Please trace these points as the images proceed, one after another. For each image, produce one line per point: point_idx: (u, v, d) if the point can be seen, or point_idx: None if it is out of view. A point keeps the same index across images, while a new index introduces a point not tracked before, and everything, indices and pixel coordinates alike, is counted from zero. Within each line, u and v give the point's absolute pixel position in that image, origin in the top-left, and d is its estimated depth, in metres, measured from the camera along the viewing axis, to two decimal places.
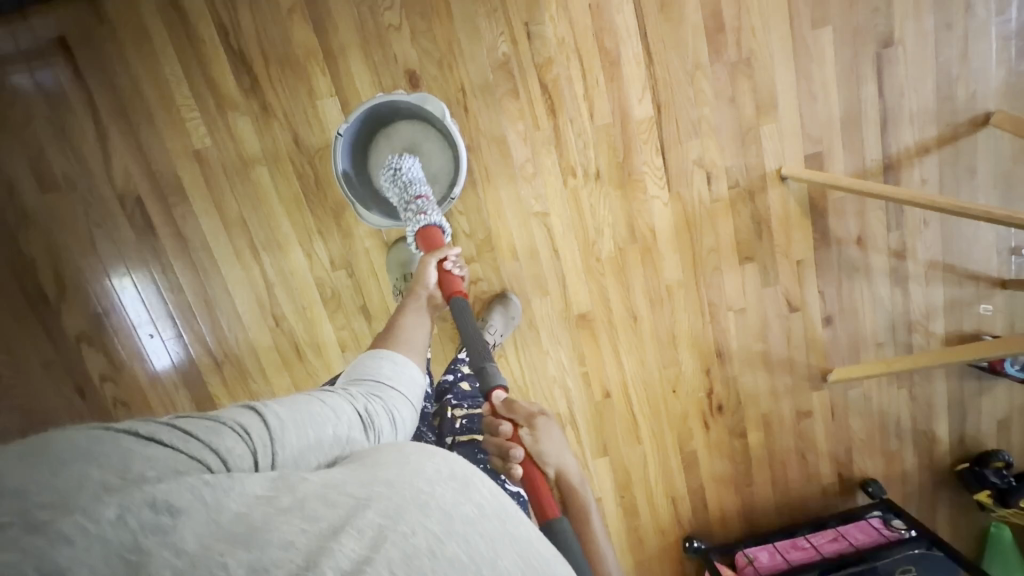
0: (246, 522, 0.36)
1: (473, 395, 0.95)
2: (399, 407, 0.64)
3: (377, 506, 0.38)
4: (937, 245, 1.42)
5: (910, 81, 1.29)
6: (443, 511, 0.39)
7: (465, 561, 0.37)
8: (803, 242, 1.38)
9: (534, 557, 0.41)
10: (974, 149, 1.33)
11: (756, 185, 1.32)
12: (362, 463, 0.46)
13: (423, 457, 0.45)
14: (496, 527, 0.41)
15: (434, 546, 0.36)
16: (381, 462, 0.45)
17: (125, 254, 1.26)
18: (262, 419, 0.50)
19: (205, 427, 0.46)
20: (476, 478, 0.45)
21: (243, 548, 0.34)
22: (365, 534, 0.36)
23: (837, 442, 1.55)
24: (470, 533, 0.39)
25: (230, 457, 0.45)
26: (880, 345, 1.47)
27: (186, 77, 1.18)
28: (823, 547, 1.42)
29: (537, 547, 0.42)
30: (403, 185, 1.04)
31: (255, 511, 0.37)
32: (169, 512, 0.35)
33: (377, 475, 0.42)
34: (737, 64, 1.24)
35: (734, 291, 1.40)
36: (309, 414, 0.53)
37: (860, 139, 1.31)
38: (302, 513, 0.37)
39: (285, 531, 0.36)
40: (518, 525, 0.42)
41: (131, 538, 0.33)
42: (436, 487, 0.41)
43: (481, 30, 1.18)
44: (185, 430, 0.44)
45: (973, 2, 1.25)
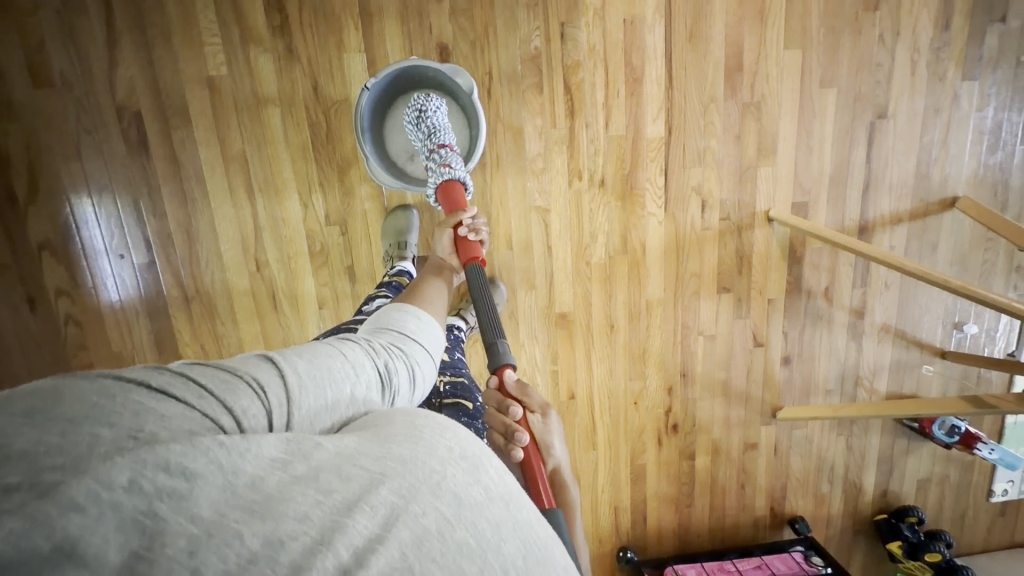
0: (261, 489, 0.35)
1: (454, 364, 0.97)
2: (419, 364, 0.61)
3: (390, 483, 0.37)
4: (893, 308, 1.53)
5: (896, 155, 1.40)
6: (454, 492, 0.38)
7: (473, 546, 0.36)
8: (777, 282, 1.47)
9: (535, 543, 0.39)
10: (939, 227, 1.46)
11: (744, 222, 1.40)
12: (374, 429, 0.44)
13: (437, 429, 0.43)
14: (503, 511, 0.39)
15: (443, 528, 0.36)
16: (394, 430, 0.43)
17: (111, 168, 1.21)
18: (283, 375, 0.47)
19: (222, 381, 0.43)
20: (486, 457, 0.43)
21: (258, 519, 0.33)
22: (378, 512, 0.35)
23: (775, 478, 1.64)
24: (478, 517, 0.37)
25: (247, 416, 0.42)
26: (828, 393, 1.57)
27: (214, 2, 1.16)
28: (747, 572, 1.51)
29: (538, 531, 0.41)
30: (428, 131, 1.02)
31: (270, 475, 0.36)
32: (184, 477, 0.33)
33: (391, 447, 0.40)
34: (748, 106, 1.32)
35: (707, 318, 1.46)
36: (330, 372, 0.50)
37: (844, 198, 1.41)
38: (316, 484, 0.36)
39: (300, 501, 0.35)
40: (521, 509, 0.41)
41: (146, 504, 0.32)
42: (448, 467, 0.40)
43: (519, 21, 1.21)
44: (200, 386, 0.41)
45: (960, 93, 1.37)
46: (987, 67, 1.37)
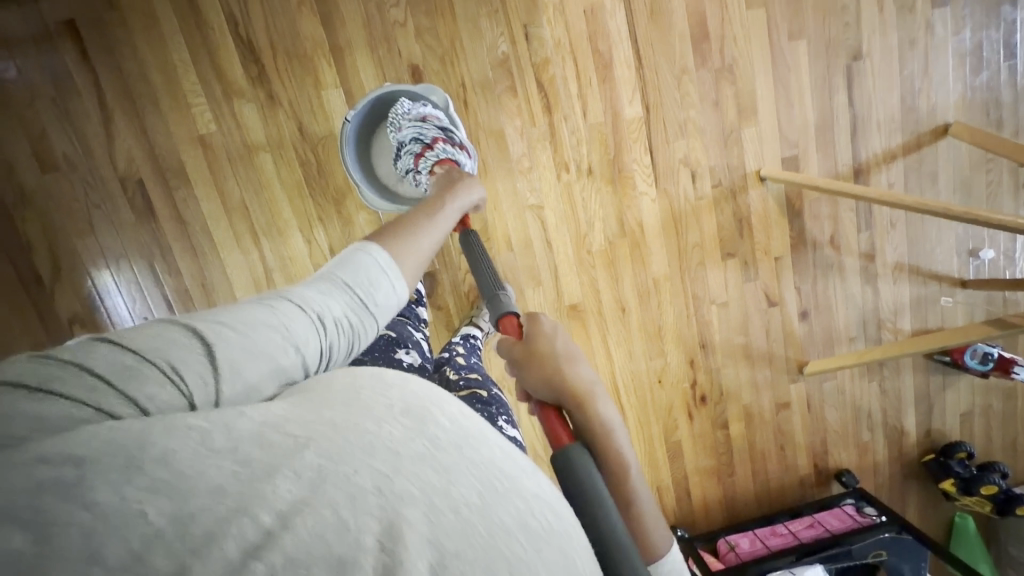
0: (172, 466, 0.27)
1: (469, 365, 1.03)
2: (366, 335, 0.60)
3: (317, 444, 0.30)
4: (903, 245, 1.52)
5: (878, 93, 1.39)
6: (390, 446, 0.31)
7: (415, 493, 0.30)
8: (780, 239, 1.46)
9: (496, 476, 0.34)
10: (936, 157, 1.45)
11: (737, 185, 1.40)
12: (309, 391, 0.37)
13: (379, 387, 0.36)
14: (459, 457, 0.33)
15: (382, 486, 0.29)
16: (328, 391, 0.36)
17: (123, 236, 1.27)
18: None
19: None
20: (435, 405, 0.36)
21: (168, 498, 0.26)
22: (304, 476, 0.28)
23: (813, 434, 1.62)
24: (423, 467, 0.31)
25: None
26: (852, 340, 1.55)
27: (194, 65, 1.21)
28: (801, 533, 1.49)
29: (502, 465, 0.35)
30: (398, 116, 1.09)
31: (183, 448, 0.28)
32: (72, 463, 0.26)
33: (325, 408, 0.33)
34: (721, 71, 1.33)
35: (717, 286, 1.47)
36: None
37: (833, 144, 1.40)
38: (233, 454, 0.28)
39: (213, 473, 0.27)
40: (480, 445, 0.35)
41: (31, 504, 0.25)
42: (385, 424, 0.33)
43: (483, 30, 1.24)
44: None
45: (933, 21, 1.36)
46: None
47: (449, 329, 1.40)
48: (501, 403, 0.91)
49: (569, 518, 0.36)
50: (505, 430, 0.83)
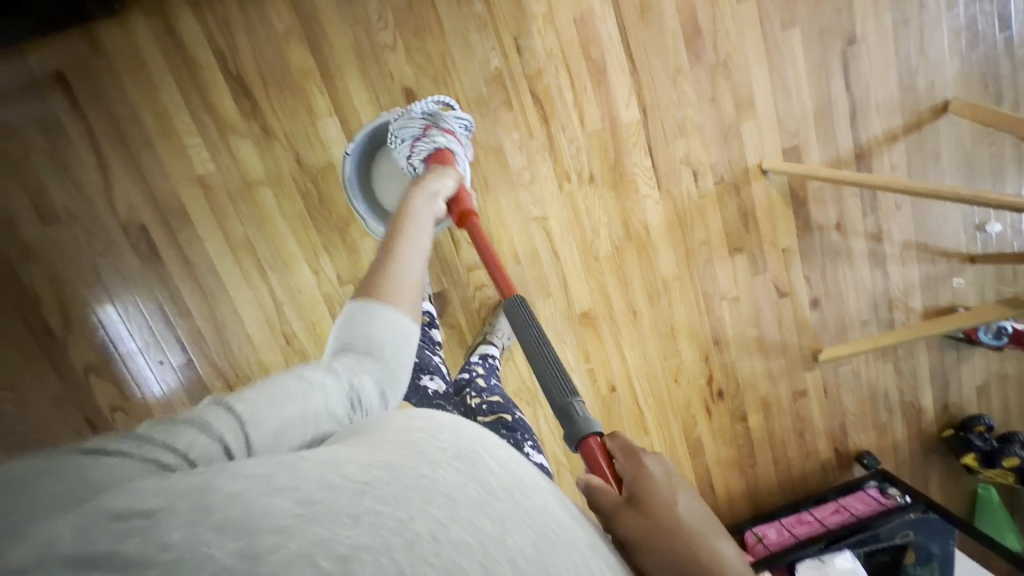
0: (239, 506, 0.30)
1: (490, 387, 1.04)
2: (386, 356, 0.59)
3: (374, 491, 0.34)
4: (908, 226, 1.51)
5: (875, 76, 1.38)
6: (444, 494, 0.36)
7: (471, 543, 0.34)
8: (787, 230, 1.45)
9: (540, 534, 0.39)
10: (937, 135, 1.44)
11: (740, 179, 1.39)
12: (363, 440, 0.42)
13: (429, 436, 0.42)
14: (506, 506, 0.39)
15: (438, 531, 0.33)
16: (384, 440, 0.41)
17: (130, 281, 1.27)
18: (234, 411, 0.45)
19: (167, 429, 0.40)
20: (482, 455, 0.42)
21: (233, 538, 0.29)
22: (364, 520, 0.32)
23: (831, 419, 1.63)
24: (477, 515, 0.36)
25: (197, 454, 0.40)
26: (864, 324, 1.55)
27: (186, 105, 1.20)
28: (827, 519, 1.50)
29: (544, 520, 0.40)
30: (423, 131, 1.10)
31: (250, 490, 0.32)
32: (143, 514, 0.29)
33: (379, 455, 0.38)
34: (715, 67, 1.31)
35: (726, 282, 1.46)
36: (285, 398, 0.48)
37: (833, 130, 1.39)
38: (297, 496, 0.32)
39: (275, 515, 0.30)
40: (524, 502, 0.40)
41: (108, 546, 0.27)
42: (439, 470, 0.38)
43: (473, 46, 1.23)
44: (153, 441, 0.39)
45: None
46: None
47: (463, 348, 1.40)
48: (524, 427, 0.92)
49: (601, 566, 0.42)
50: (533, 455, 0.84)
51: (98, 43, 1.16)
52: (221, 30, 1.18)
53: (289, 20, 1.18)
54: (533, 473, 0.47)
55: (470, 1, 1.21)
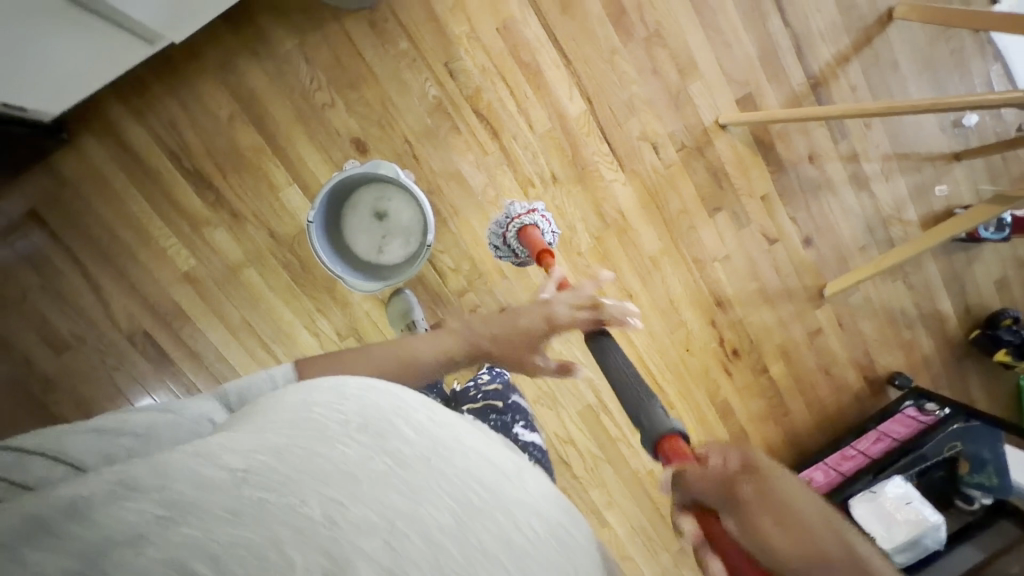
0: (84, 518, 0.29)
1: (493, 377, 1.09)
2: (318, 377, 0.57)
3: (254, 480, 0.33)
4: (885, 141, 1.47)
5: (811, 3, 1.35)
6: (342, 470, 0.35)
7: (375, 521, 0.33)
8: (762, 177, 1.42)
9: (463, 492, 0.38)
10: (889, 45, 1.41)
11: (701, 140, 1.38)
12: (258, 418, 0.40)
13: (331, 405, 0.39)
14: (420, 473, 0.37)
15: (331, 515, 0.32)
16: (278, 417, 0.38)
17: (146, 386, 1.31)
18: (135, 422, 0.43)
19: (31, 457, 0.38)
20: (394, 419, 0.39)
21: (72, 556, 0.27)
22: (244, 514, 0.31)
23: (853, 348, 1.61)
24: (383, 489, 0.35)
25: (70, 477, 0.37)
26: (864, 249, 1.52)
27: (156, 210, 1.25)
28: (870, 449, 1.48)
29: (469, 476, 0.39)
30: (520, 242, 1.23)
31: (97, 495, 0.30)
32: None
33: (267, 436, 0.36)
34: (649, 39, 1.30)
35: (715, 243, 1.45)
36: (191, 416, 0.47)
37: (783, 69, 1.37)
38: (156, 497, 0.30)
39: (132, 520, 0.29)
40: (449, 459, 0.39)
41: None
42: (338, 444, 0.36)
43: (408, 82, 1.24)
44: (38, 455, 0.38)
45: None
46: None
47: (472, 370, 1.44)
48: (516, 410, 0.98)
49: (537, 507, 0.41)
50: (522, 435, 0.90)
51: (61, 175, 1.21)
52: (169, 133, 1.22)
53: (229, 107, 1.21)
54: (462, 428, 0.45)
55: (393, 40, 1.22)
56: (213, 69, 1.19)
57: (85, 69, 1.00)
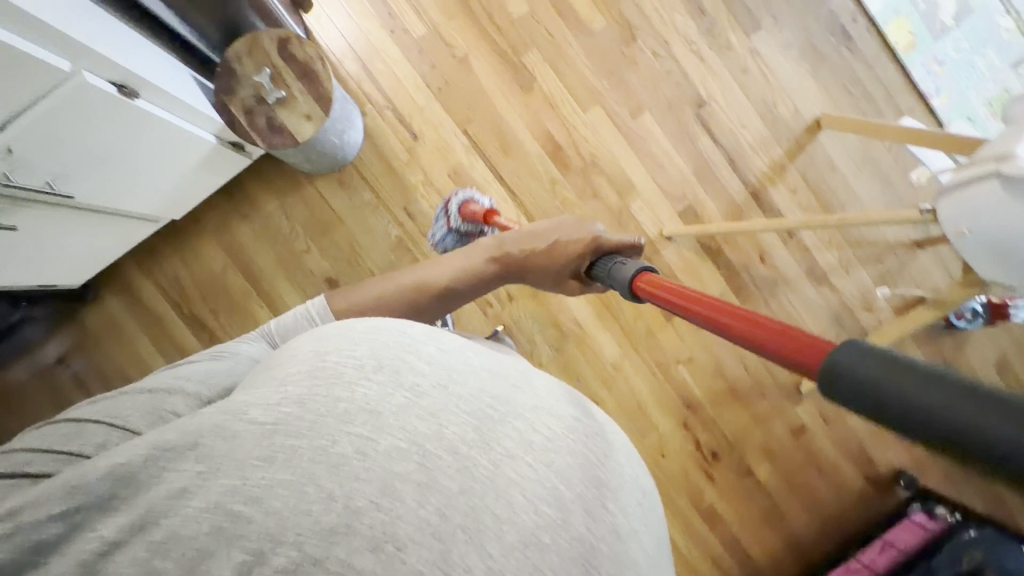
0: (129, 483, 0.36)
1: None
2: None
3: (284, 430, 0.40)
4: (837, 234, 1.49)
5: (737, 121, 1.46)
6: (364, 411, 0.41)
7: (401, 446, 0.40)
8: (714, 280, 1.47)
9: (478, 414, 0.45)
10: (823, 149, 1.48)
11: (648, 250, 1.45)
12: (277, 373, 0.46)
13: (343, 352, 0.46)
14: (439, 400, 0.44)
15: (361, 447, 0.39)
16: (294, 370, 0.45)
17: None
18: (123, 399, 0.49)
19: (73, 432, 0.45)
20: (403, 359, 0.46)
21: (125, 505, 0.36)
22: (280, 459, 0.38)
23: (846, 444, 1.53)
24: (404, 419, 0.42)
25: (104, 446, 0.44)
26: (836, 341, 1.50)
27: (161, 349, 1.43)
28: (876, 561, 1.34)
29: (482, 399, 0.46)
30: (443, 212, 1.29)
31: (135, 460, 0.37)
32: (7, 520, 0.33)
33: (290, 389, 0.43)
34: (586, 168, 1.44)
35: (675, 346, 1.48)
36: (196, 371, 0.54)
37: (718, 180, 1.46)
38: (196, 456, 0.38)
39: (175, 478, 0.37)
40: (461, 385, 0.46)
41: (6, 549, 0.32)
42: (358, 389, 0.43)
43: (372, 224, 1.41)
44: (30, 448, 0.42)
45: (754, 45, 1.45)
46: (761, 15, 1.45)
47: None
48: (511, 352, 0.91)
49: (548, 419, 0.48)
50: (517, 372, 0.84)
51: (87, 326, 1.43)
52: (175, 284, 1.43)
53: (223, 258, 1.42)
54: (467, 351, 0.52)
55: (357, 191, 1.41)
56: (212, 229, 1.42)
57: (108, 243, 1.18)
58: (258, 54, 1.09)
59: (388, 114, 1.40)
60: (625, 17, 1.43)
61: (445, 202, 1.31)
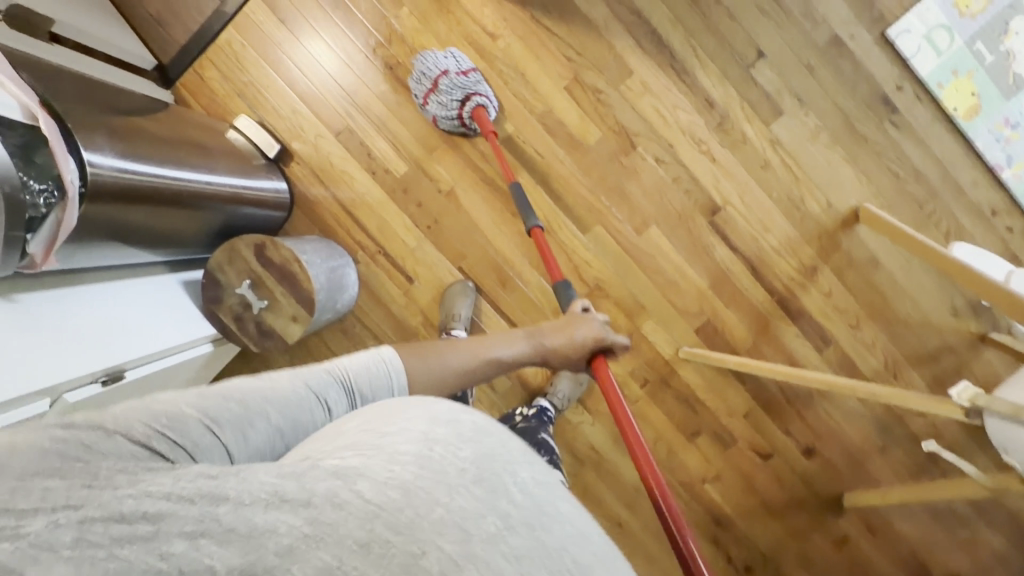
0: (246, 521, 0.38)
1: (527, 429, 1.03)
2: (371, 394, 0.64)
3: (385, 517, 0.40)
4: (883, 336, 1.32)
5: (759, 225, 1.30)
6: (457, 525, 0.41)
7: None
8: (738, 396, 1.37)
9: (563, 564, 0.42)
10: (862, 245, 1.30)
11: (664, 370, 1.36)
12: (385, 438, 0.47)
13: (451, 452, 0.46)
14: (524, 538, 0.42)
15: (446, 568, 0.39)
16: (404, 448, 0.46)
17: None
18: (207, 399, 0.51)
19: (172, 417, 0.48)
20: (504, 478, 0.46)
21: (232, 553, 0.37)
22: (372, 549, 0.38)
23: (899, 554, 1.40)
24: (491, 553, 0.40)
25: (196, 446, 0.48)
26: (885, 450, 1.36)
27: None
28: None
29: (569, 548, 0.44)
30: (451, 97, 1.20)
31: (257, 503, 0.39)
32: (149, 520, 0.37)
33: (396, 470, 0.43)
34: (591, 292, 1.34)
35: (699, 465, 1.39)
36: (288, 411, 0.55)
37: (740, 291, 1.32)
38: (305, 509, 0.39)
39: (284, 531, 0.38)
40: (547, 528, 0.44)
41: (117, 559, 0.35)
42: (456, 498, 0.43)
43: None
44: (142, 419, 0.46)
45: (776, 134, 1.27)
46: (782, 98, 1.26)
47: None
48: None
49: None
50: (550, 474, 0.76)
51: None
52: None
53: None
54: (558, 489, 0.50)
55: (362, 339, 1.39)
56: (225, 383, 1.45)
57: None
58: (238, 261, 1.08)
59: (381, 260, 1.36)
60: (622, 124, 1.28)
61: (453, 74, 1.20)
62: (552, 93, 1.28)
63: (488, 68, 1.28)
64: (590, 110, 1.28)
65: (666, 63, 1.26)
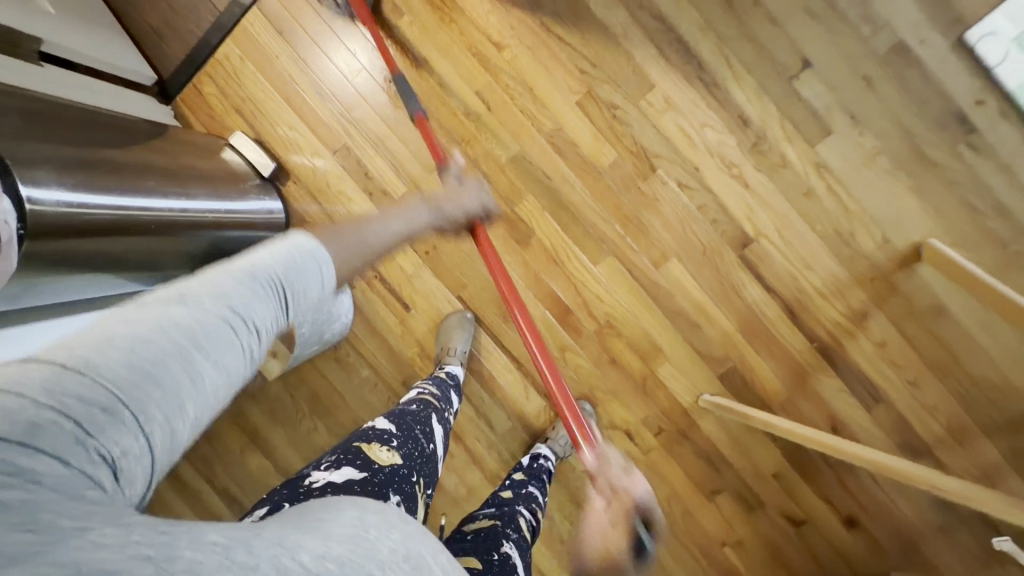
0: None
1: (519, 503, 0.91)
2: (297, 285, 0.49)
3: None
4: (947, 397, 1.12)
5: (799, 262, 1.13)
6: None
7: None
8: (767, 454, 1.20)
9: None
10: (925, 289, 1.10)
11: (682, 421, 1.21)
12: (305, 516, 0.41)
13: (380, 533, 0.42)
14: None
15: None
16: (338, 524, 0.41)
17: None
18: (121, 360, 0.36)
19: (90, 409, 0.34)
20: (427, 556, 0.44)
21: None
22: None
23: None
24: None
25: (126, 457, 0.35)
26: (944, 528, 1.16)
27: None
28: None
29: None
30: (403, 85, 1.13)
31: (208, 562, 0.33)
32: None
33: (332, 546, 0.38)
34: (601, 331, 1.20)
35: (720, 529, 1.23)
36: (226, 353, 0.42)
37: (774, 337, 1.16)
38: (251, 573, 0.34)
39: None
40: None
41: None
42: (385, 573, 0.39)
43: (371, 402, 1.31)
44: (49, 421, 0.33)
45: (823, 158, 1.09)
46: (831, 116, 1.08)
47: None
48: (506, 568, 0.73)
49: None
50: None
51: None
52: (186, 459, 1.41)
53: (239, 437, 1.34)
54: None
55: (356, 369, 1.31)
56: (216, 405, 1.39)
57: None
58: None
59: (377, 286, 1.28)
60: (641, 144, 1.14)
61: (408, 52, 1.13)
62: (563, 110, 1.15)
63: (493, 81, 1.17)
64: (605, 128, 1.14)
65: (693, 76, 1.10)
